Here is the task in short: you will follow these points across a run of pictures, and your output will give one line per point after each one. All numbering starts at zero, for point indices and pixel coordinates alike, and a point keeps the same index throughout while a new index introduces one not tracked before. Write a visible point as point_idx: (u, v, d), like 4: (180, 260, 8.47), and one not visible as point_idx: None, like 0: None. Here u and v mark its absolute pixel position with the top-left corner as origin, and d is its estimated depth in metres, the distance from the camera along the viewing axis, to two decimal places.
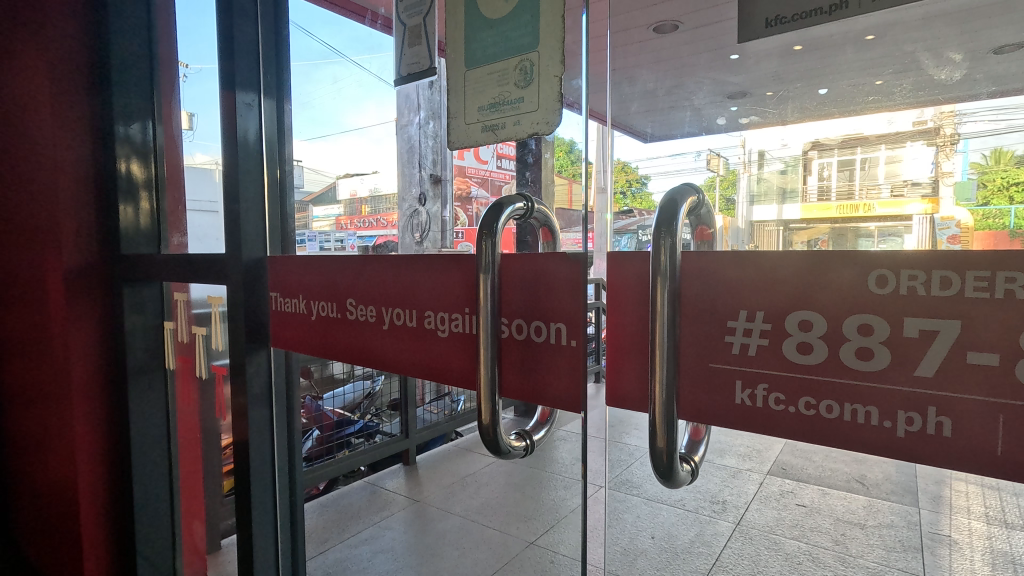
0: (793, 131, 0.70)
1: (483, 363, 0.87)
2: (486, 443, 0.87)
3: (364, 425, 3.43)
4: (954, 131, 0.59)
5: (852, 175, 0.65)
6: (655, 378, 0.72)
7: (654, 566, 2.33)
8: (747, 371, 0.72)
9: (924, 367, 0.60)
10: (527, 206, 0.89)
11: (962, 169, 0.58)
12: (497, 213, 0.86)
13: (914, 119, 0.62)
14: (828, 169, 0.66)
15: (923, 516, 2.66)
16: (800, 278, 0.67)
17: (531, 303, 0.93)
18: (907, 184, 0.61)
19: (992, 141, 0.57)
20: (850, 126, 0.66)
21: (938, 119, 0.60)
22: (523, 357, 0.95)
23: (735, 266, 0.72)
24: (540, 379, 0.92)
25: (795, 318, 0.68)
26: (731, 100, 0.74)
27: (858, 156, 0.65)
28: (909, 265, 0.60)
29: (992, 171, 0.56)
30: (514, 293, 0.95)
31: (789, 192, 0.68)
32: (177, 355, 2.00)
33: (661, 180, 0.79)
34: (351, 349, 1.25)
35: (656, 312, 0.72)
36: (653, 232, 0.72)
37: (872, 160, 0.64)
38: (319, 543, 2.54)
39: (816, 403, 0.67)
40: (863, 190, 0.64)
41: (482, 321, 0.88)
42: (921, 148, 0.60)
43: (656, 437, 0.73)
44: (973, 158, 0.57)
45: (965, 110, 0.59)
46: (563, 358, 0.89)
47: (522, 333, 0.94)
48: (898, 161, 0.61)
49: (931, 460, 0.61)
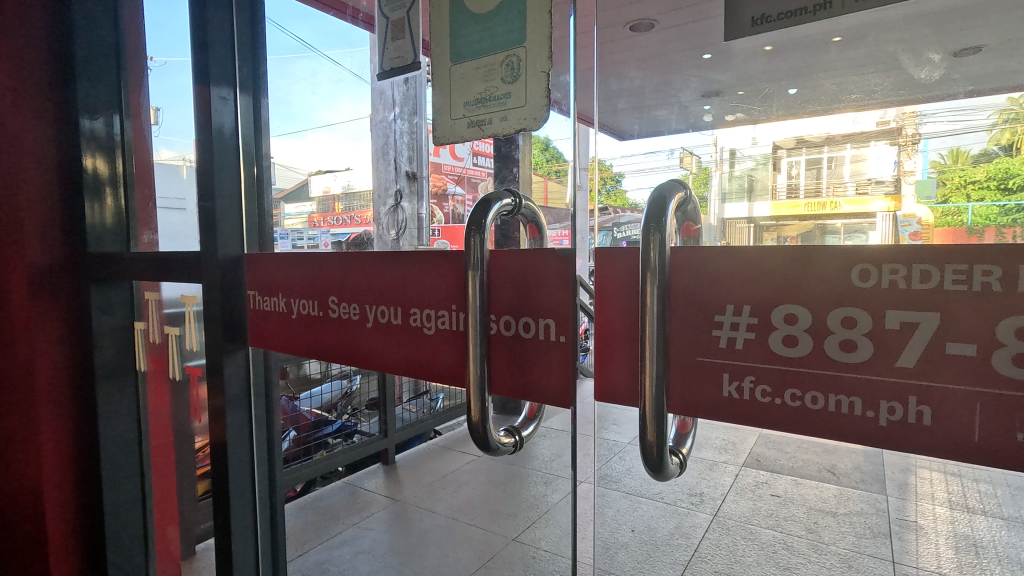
0: (764, 129, 0.74)
1: (473, 360, 0.86)
2: (476, 440, 0.87)
3: (341, 425, 3.39)
4: (915, 131, 0.63)
5: (819, 173, 0.69)
6: (646, 372, 0.73)
7: (635, 558, 2.36)
8: (734, 364, 0.73)
9: (905, 357, 0.62)
10: (515, 202, 0.89)
11: (923, 168, 0.62)
12: (486, 209, 0.86)
13: (877, 119, 0.66)
14: (796, 167, 0.71)
15: (889, 503, 2.76)
16: (786, 271, 0.69)
17: (520, 299, 0.93)
18: (871, 181, 0.65)
19: (949, 142, 0.61)
20: (818, 125, 0.70)
21: (901, 120, 0.64)
22: (511, 354, 0.94)
23: (722, 260, 0.73)
24: (528, 375, 0.92)
25: (781, 311, 0.69)
26: (705, 99, 0.79)
27: (824, 154, 0.69)
28: (890, 259, 0.62)
29: (949, 170, 0.60)
30: (503, 289, 0.95)
31: (759, 189, 0.73)
32: (149, 357, 1.92)
33: (634, 177, 0.83)
34: (334, 348, 1.23)
35: (646, 307, 0.73)
36: (642, 228, 0.73)
37: (838, 158, 0.68)
38: (298, 546, 2.50)
39: (801, 395, 0.68)
40: (830, 187, 0.68)
41: (471, 317, 0.87)
42: (884, 147, 0.65)
43: (647, 431, 0.73)
44: (932, 157, 0.61)
45: (926, 110, 0.63)
46: (552, 354, 0.90)
47: (510, 330, 0.94)
48: (863, 160, 0.66)
49: (912, 447, 0.63)
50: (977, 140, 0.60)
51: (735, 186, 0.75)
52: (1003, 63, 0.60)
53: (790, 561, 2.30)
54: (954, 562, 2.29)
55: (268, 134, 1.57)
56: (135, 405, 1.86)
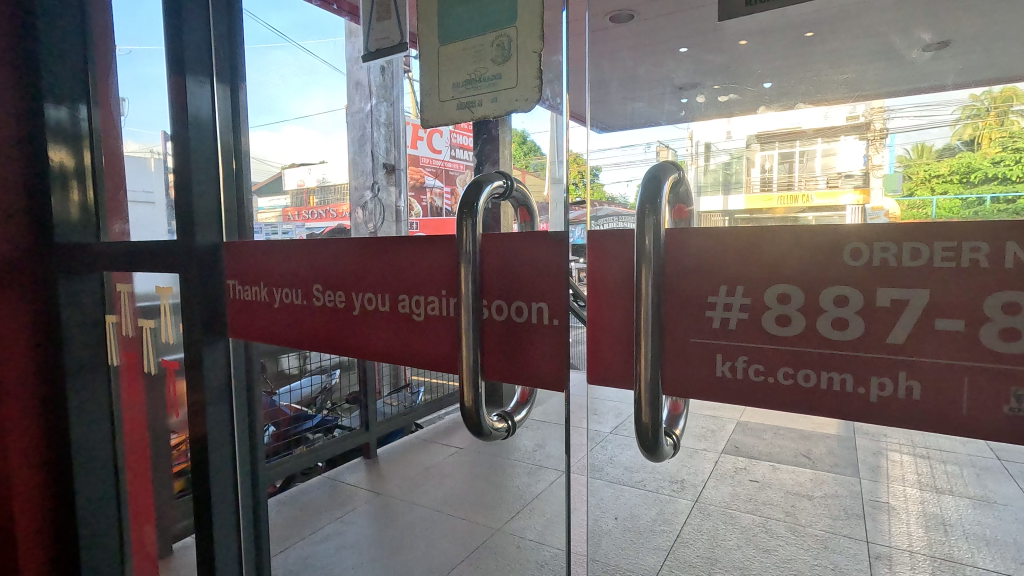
0: (737, 123, 0.77)
1: (465, 345, 0.85)
2: (469, 425, 0.86)
3: (321, 420, 3.37)
4: (883, 126, 0.68)
5: (791, 167, 0.72)
6: (641, 353, 0.73)
7: (618, 545, 2.39)
8: (728, 344, 0.73)
9: (895, 334, 0.63)
10: (507, 183, 0.88)
11: (889, 163, 0.65)
12: (478, 190, 0.85)
13: (847, 115, 0.71)
14: (769, 160, 0.74)
15: (863, 485, 2.84)
16: (780, 251, 0.69)
17: (512, 283, 0.92)
18: (840, 175, 0.68)
19: (916, 136, 0.65)
20: (790, 120, 0.74)
21: (870, 115, 0.69)
22: (503, 339, 0.94)
23: (716, 241, 0.73)
24: (521, 360, 0.92)
25: (774, 291, 0.70)
26: (682, 92, 0.84)
27: (796, 149, 0.73)
28: (882, 238, 0.63)
29: (915, 164, 0.64)
30: (495, 273, 0.94)
31: (733, 183, 0.76)
32: (120, 352, 1.85)
33: (610, 170, 0.86)
34: (319, 338, 1.20)
35: (641, 289, 0.73)
36: (637, 210, 0.73)
37: (809, 153, 0.71)
38: (279, 542, 2.46)
39: (794, 373, 0.69)
40: (801, 181, 0.71)
41: (463, 301, 0.86)
42: (853, 141, 0.69)
43: (642, 412, 0.74)
44: (898, 152, 0.65)
45: (893, 106, 0.68)
46: (545, 337, 0.89)
47: (502, 314, 0.94)
48: (833, 155, 0.69)
49: (901, 421, 0.64)
50: (940, 136, 0.63)
51: (709, 180, 0.78)
52: (985, 56, 0.65)
53: (770, 543, 2.35)
54: (924, 540, 2.36)
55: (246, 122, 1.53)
56: (108, 401, 1.80)
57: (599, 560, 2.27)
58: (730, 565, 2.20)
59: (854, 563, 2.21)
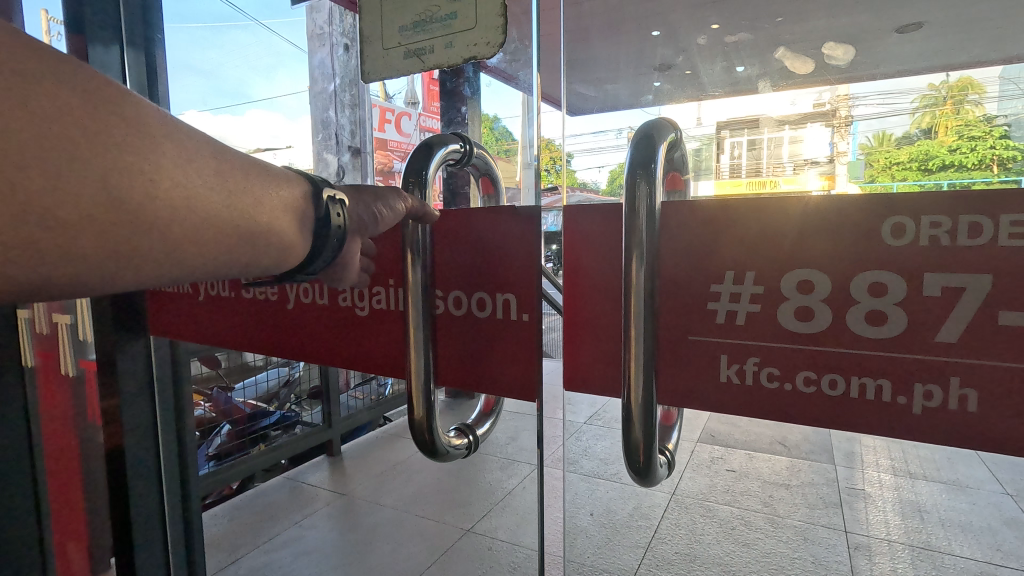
0: (707, 108, 0.76)
1: (416, 351, 0.74)
2: (421, 444, 0.74)
3: (282, 417, 3.19)
4: (848, 113, 0.66)
5: (759, 154, 0.71)
6: (631, 352, 0.61)
7: (594, 543, 2.29)
8: (735, 343, 0.60)
9: (946, 331, 0.51)
10: (465, 147, 0.79)
11: (852, 151, 0.64)
12: (426, 155, 0.75)
13: (813, 102, 0.69)
14: (738, 147, 0.73)
15: (838, 472, 2.81)
16: (803, 226, 0.56)
17: (472, 270, 0.78)
18: (807, 161, 0.66)
19: (876, 124, 0.64)
20: (757, 105, 0.73)
21: (834, 102, 0.67)
22: (464, 337, 0.79)
23: (721, 215, 0.60)
24: (484, 363, 0.78)
25: (794, 278, 0.57)
26: (655, 73, 0.82)
27: (764, 136, 0.71)
28: (932, 210, 0.50)
29: (876, 151, 0.63)
30: (451, 259, 0.80)
31: (704, 169, 0.74)
32: (35, 351, 1.65)
33: (583, 157, 0.79)
34: (250, 335, 1.04)
35: (630, 276, 0.59)
36: (626, 178, 0.59)
37: (777, 140, 0.70)
38: (232, 551, 2.28)
39: (816, 378, 0.56)
40: (769, 167, 0.69)
41: (410, 302, 0.74)
42: (819, 127, 0.67)
43: (634, 430, 0.61)
44: (860, 140, 0.64)
45: (857, 94, 0.66)
46: (512, 335, 0.75)
47: (461, 308, 0.79)
48: (800, 142, 0.68)
49: (953, 439, 0.52)
50: (900, 123, 0.62)
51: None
52: None
53: (749, 537, 2.28)
54: (902, 529, 2.33)
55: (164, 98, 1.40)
56: None
57: (574, 561, 2.16)
58: (709, 562, 2.13)
59: (834, 555, 2.16)
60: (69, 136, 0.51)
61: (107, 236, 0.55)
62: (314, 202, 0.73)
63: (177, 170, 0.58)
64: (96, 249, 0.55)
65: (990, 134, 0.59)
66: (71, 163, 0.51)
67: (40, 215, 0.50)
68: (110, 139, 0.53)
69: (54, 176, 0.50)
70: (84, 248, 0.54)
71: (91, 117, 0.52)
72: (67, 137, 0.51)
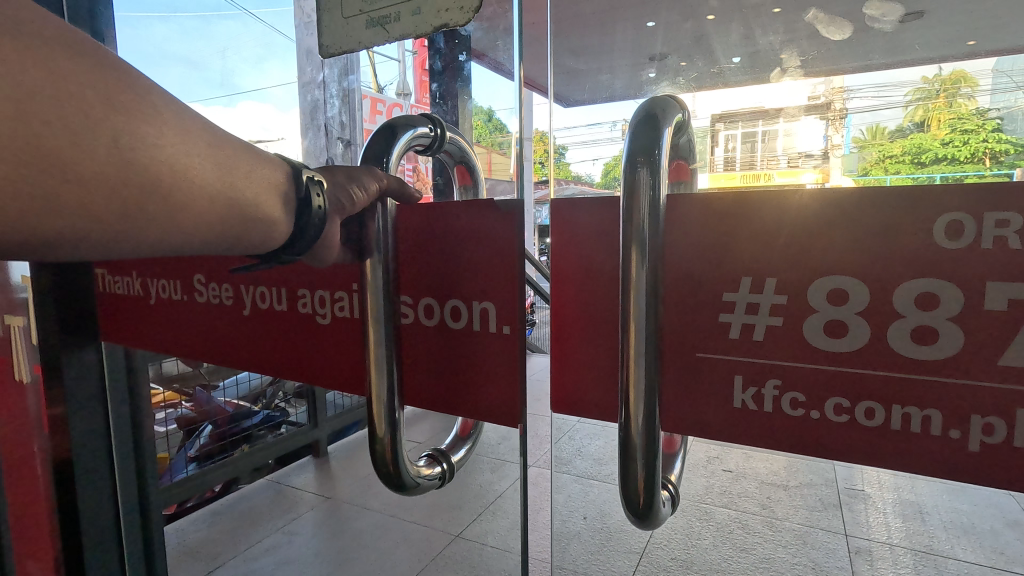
0: (702, 100, 0.69)
1: (376, 369, 0.75)
2: (385, 472, 0.77)
3: (267, 416, 3.08)
4: (843, 106, 0.60)
5: (754, 147, 0.64)
6: (629, 373, 0.52)
7: (587, 549, 2.21)
8: (754, 364, 0.54)
9: (1010, 355, 0.45)
10: (436, 131, 0.78)
11: (846, 143, 0.58)
12: (390, 137, 0.74)
13: (808, 95, 0.62)
14: (733, 140, 0.66)
15: (837, 472, 2.74)
16: (836, 227, 0.49)
17: (443, 278, 0.77)
18: (801, 156, 0.60)
19: (870, 117, 0.58)
20: (752, 98, 0.66)
21: (830, 95, 0.60)
22: (431, 348, 0.80)
23: (735, 215, 0.53)
24: (461, 376, 0.78)
25: (825, 287, 0.50)
26: (651, 62, 0.75)
27: (759, 128, 0.64)
28: (997, 207, 0.44)
29: (871, 144, 0.57)
30: (420, 268, 0.79)
31: (698, 160, 0.66)
32: None
33: (577, 149, 0.73)
34: (209, 340, 1.02)
35: (630, 282, 0.50)
36: (623, 163, 0.51)
37: (772, 132, 0.63)
38: (211, 559, 2.18)
39: (850, 407, 0.51)
40: (763, 161, 0.63)
41: (370, 319, 0.75)
42: (813, 121, 0.61)
43: (633, 466, 0.52)
44: (854, 134, 0.58)
45: (852, 86, 0.60)
46: (490, 346, 0.74)
47: (434, 318, 0.79)
48: (793, 135, 0.62)
49: (1018, 480, 0.46)
50: (895, 116, 0.57)
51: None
52: None
53: (746, 542, 2.21)
54: (903, 532, 2.26)
55: None
56: None
57: (566, 568, 2.08)
58: (705, 569, 2.06)
59: (835, 560, 2.10)
60: (80, 93, 0.50)
61: (115, 198, 0.54)
62: (294, 182, 0.69)
63: (184, 136, 0.57)
64: (106, 208, 0.53)
65: (983, 127, 0.53)
66: (82, 121, 0.50)
67: (49, 172, 0.50)
68: (121, 100, 0.53)
69: (63, 133, 0.50)
70: (97, 206, 0.53)
71: (103, 77, 0.52)
72: (79, 94, 0.50)
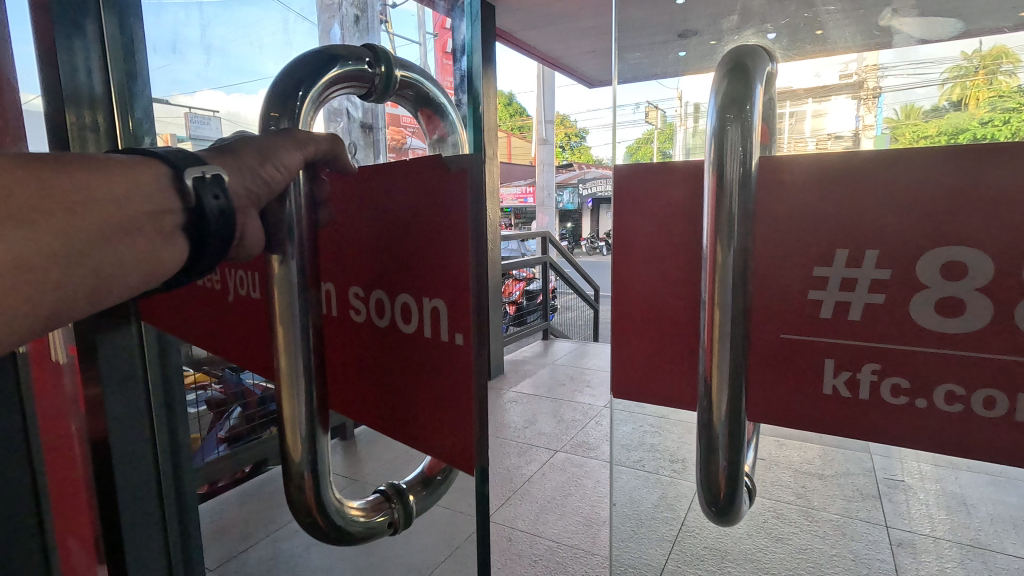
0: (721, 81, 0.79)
1: (289, 395, 0.75)
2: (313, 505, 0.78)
3: None
4: (876, 85, 0.64)
5: (782, 128, 0.71)
6: (715, 356, 0.56)
7: (617, 537, 2.18)
8: (854, 345, 0.63)
9: None
10: (379, 67, 0.74)
11: (878, 123, 0.62)
12: (316, 63, 0.72)
13: (840, 74, 0.68)
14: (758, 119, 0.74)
15: (874, 461, 2.65)
16: (939, 210, 0.56)
17: (402, 265, 0.71)
18: (829, 137, 0.67)
19: (905, 96, 0.61)
20: (784, 77, 0.72)
21: (863, 73, 0.65)
22: (385, 350, 0.77)
23: (825, 208, 0.62)
24: (423, 386, 0.71)
25: (937, 265, 0.57)
26: (680, 39, 0.83)
27: (788, 109, 0.71)
28: None
29: (902, 125, 0.60)
30: (375, 261, 0.76)
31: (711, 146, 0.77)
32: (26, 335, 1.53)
33: (625, 129, 0.92)
34: (211, 326, 1.20)
35: (715, 262, 0.55)
36: (712, 122, 0.54)
37: (800, 113, 0.70)
38: (243, 541, 2.22)
39: (965, 395, 0.58)
40: (790, 141, 0.71)
41: (282, 340, 0.75)
42: (845, 100, 0.66)
43: (718, 461, 0.58)
44: (886, 113, 0.62)
45: (886, 64, 0.64)
46: (439, 354, 0.68)
47: (387, 317, 0.76)
48: (823, 115, 0.68)
49: None
50: (929, 96, 0.60)
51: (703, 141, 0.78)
52: None
53: (782, 532, 2.15)
54: (947, 525, 2.18)
55: (143, 74, 1.45)
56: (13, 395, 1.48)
57: (598, 554, 2.05)
58: (741, 558, 2.03)
59: (876, 553, 2.03)
60: None
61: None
62: (177, 184, 0.66)
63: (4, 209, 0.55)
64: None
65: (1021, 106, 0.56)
66: None
67: None
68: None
69: None
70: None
71: None
72: None
